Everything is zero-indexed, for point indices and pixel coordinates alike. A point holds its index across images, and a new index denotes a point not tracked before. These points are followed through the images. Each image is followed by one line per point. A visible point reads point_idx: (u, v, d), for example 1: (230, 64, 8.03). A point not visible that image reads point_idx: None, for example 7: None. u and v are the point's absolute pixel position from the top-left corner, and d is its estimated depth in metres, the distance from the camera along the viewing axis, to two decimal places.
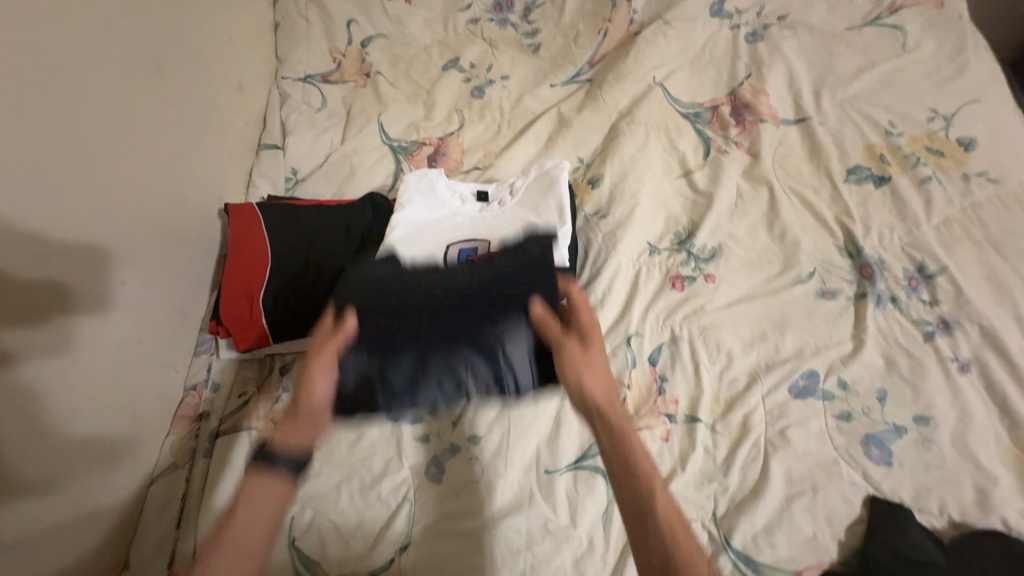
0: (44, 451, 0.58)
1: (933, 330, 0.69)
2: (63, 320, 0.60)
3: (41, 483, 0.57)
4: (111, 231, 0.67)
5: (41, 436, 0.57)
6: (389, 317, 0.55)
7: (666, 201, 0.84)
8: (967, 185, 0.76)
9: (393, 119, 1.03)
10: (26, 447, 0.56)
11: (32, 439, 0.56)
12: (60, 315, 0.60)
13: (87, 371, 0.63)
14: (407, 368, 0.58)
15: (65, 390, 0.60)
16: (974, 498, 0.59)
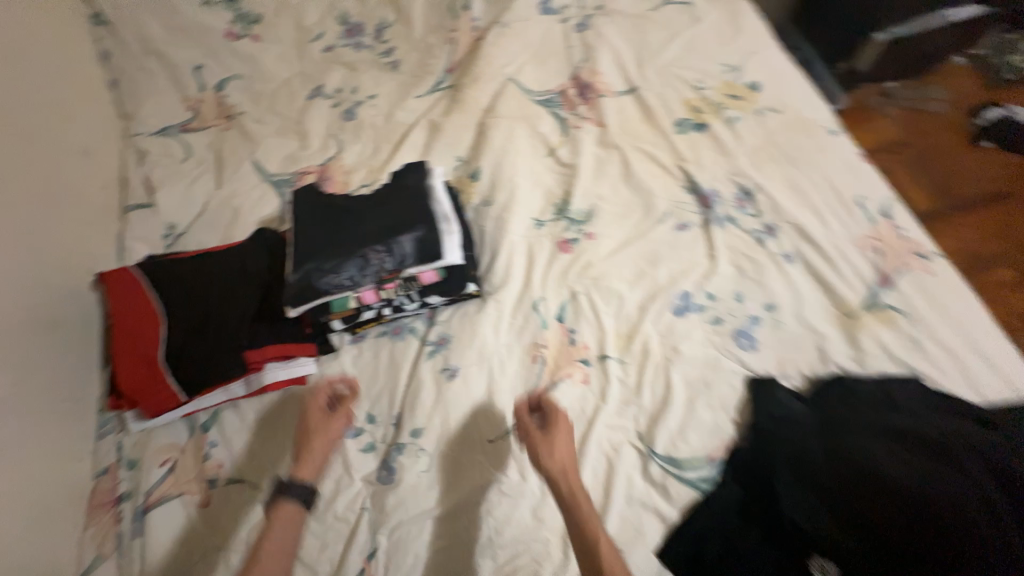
0: None
1: (763, 235, 0.84)
2: None
3: None
4: None
5: None
6: (323, 228, 0.75)
7: (540, 180, 0.94)
8: (762, 117, 0.95)
9: (268, 156, 1.03)
10: None
11: None
12: None
13: None
14: (331, 251, 0.73)
15: None
16: (816, 356, 0.75)
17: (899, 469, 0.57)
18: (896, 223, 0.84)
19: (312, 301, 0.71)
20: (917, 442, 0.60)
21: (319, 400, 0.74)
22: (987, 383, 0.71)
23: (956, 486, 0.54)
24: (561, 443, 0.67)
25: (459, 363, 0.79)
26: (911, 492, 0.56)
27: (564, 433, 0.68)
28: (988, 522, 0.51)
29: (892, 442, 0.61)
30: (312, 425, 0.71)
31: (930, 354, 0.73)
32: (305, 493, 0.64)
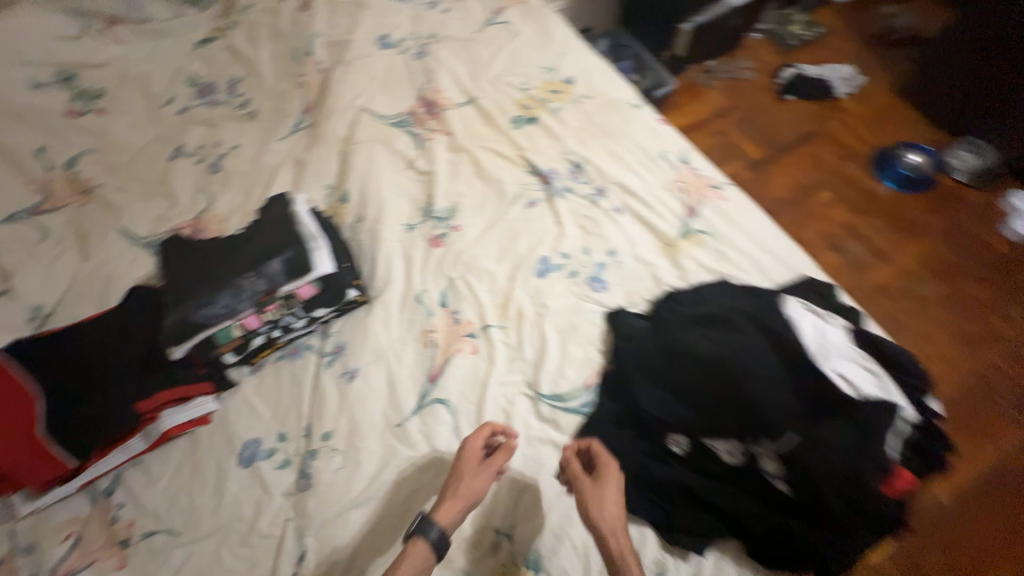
0: None
1: (596, 197, 1.01)
2: None
3: None
4: None
5: None
6: (192, 271, 0.82)
7: (405, 191, 1.04)
8: (580, 104, 1.14)
9: (135, 220, 1.04)
10: None
11: None
12: None
13: None
14: (203, 290, 0.80)
15: None
16: (653, 282, 0.91)
17: (701, 346, 0.72)
18: (693, 166, 1.04)
19: (195, 337, 0.78)
20: (714, 321, 0.75)
21: (479, 437, 0.74)
22: (774, 270, 0.90)
23: (737, 345, 0.69)
24: (614, 519, 0.66)
25: (356, 364, 0.86)
26: (708, 359, 0.70)
27: (617, 504, 0.67)
28: (756, 362, 0.66)
29: (702, 329, 0.75)
30: (469, 461, 0.72)
31: (731, 259, 0.91)
32: (440, 542, 0.66)
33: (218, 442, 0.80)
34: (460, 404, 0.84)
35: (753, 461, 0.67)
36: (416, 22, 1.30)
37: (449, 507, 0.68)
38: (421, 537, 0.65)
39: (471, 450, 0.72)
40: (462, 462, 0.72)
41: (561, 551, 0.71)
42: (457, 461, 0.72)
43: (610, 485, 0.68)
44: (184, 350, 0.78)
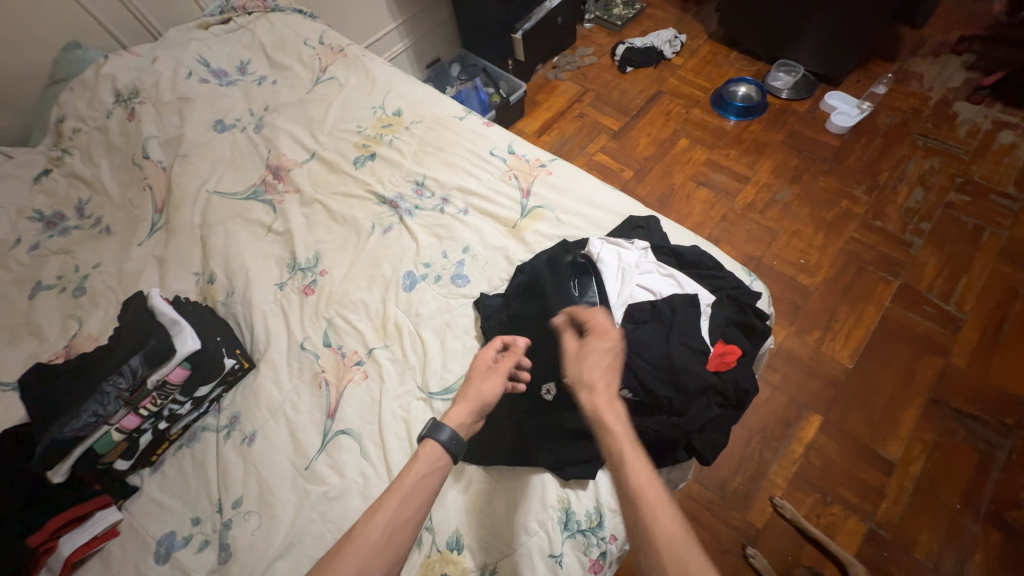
0: None
1: (442, 206, 1.11)
2: None
3: None
4: None
5: None
6: (64, 394, 0.84)
7: (269, 254, 1.10)
8: (412, 130, 1.24)
9: (3, 367, 1.02)
10: None
11: None
12: None
13: None
14: (72, 408, 0.81)
15: None
16: (505, 263, 1.01)
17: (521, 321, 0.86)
18: (520, 154, 1.17)
19: (72, 453, 0.78)
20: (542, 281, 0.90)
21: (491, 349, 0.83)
22: (604, 221, 1.03)
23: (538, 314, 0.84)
24: (598, 369, 0.70)
25: (254, 427, 0.89)
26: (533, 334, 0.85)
27: (604, 348, 0.71)
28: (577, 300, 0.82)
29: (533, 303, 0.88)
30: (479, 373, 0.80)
31: (567, 223, 1.03)
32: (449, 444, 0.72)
33: (131, 548, 0.80)
34: (362, 428, 0.88)
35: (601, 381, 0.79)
36: (247, 100, 1.37)
37: (461, 410, 0.76)
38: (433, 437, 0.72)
39: (481, 361, 0.80)
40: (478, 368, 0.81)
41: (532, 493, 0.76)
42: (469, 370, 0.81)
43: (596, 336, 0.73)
44: (64, 470, 0.78)
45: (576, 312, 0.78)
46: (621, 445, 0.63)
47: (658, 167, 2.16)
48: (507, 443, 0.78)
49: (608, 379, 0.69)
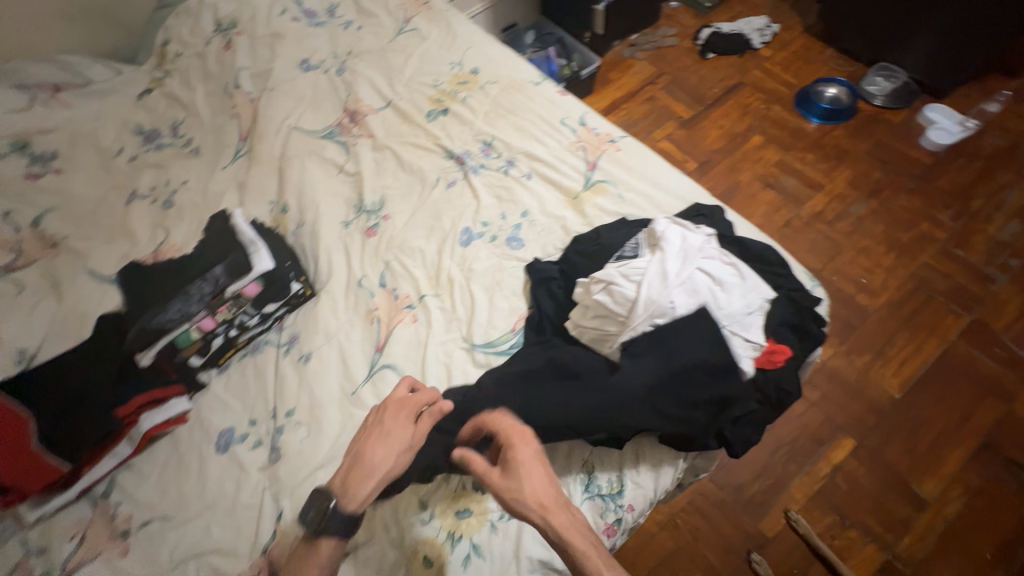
0: None
1: (507, 168, 1.12)
2: None
3: None
4: None
5: None
6: (152, 289, 0.96)
7: (338, 192, 1.15)
8: (486, 90, 1.25)
9: (101, 262, 1.15)
10: None
11: None
12: None
13: None
14: (161, 302, 0.93)
15: None
16: (562, 232, 1.02)
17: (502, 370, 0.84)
18: (591, 127, 1.15)
19: (159, 341, 0.90)
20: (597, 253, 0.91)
21: (423, 399, 0.80)
22: (667, 204, 1.01)
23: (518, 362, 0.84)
24: (527, 466, 0.69)
25: (310, 348, 0.96)
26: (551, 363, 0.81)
27: (528, 445, 0.71)
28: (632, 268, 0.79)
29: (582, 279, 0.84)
30: (391, 432, 0.76)
31: (630, 201, 1.02)
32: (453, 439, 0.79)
33: (196, 435, 0.90)
34: (406, 366, 0.94)
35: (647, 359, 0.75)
36: (332, 42, 1.41)
37: (367, 491, 0.73)
38: (325, 533, 0.71)
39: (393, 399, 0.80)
40: (393, 424, 0.77)
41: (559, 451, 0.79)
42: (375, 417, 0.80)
43: (516, 439, 0.72)
44: (151, 354, 0.90)
45: (613, 288, 0.76)
46: (569, 530, 0.65)
47: (725, 162, 2.07)
48: (511, 462, 0.70)
49: (539, 470, 0.69)
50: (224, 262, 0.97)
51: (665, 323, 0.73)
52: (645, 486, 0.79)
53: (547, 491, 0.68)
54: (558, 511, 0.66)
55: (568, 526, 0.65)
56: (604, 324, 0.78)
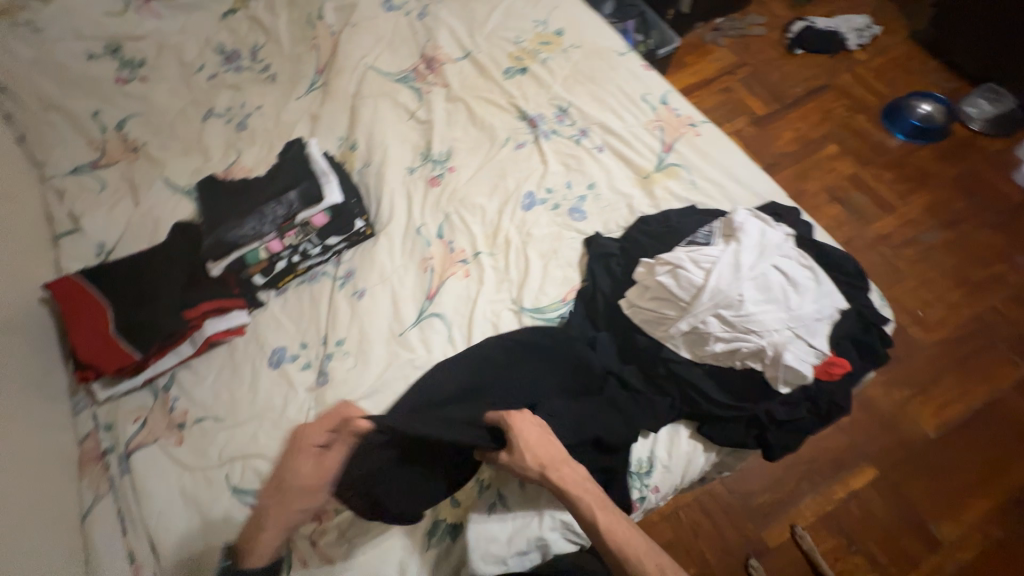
0: None
1: (579, 137, 1.10)
2: None
3: None
4: None
5: None
6: (228, 204, 1.00)
7: (407, 138, 1.16)
8: (568, 53, 1.21)
9: (177, 173, 1.20)
10: None
11: None
12: None
13: None
14: (237, 218, 0.98)
15: None
16: (627, 210, 1.00)
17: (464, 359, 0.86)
18: (672, 106, 1.11)
19: (231, 254, 0.95)
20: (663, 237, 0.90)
21: (323, 428, 0.79)
22: (741, 197, 0.97)
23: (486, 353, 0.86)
24: (530, 440, 0.72)
25: (364, 285, 0.99)
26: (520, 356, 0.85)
27: (531, 422, 0.74)
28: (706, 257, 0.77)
29: (645, 260, 0.84)
30: (297, 473, 0.77)
31: (702, 188, 0.99)
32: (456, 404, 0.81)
33: (252, 348, 0.95)
34: (453, 318, 0.96)
35: (705, 347, 0.74)
36: None
37: (271, 538, 0.74)
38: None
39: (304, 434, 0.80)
40: (298, 467, 0.78)
41: None
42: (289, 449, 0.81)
43: (513, 421, 0.73)
44: (222, 264, 0.96)
45: (681, 273, 0.75)
46: (571, 488, 0.70)
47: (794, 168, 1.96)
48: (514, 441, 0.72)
49: (538, 437, 0.72)
50: (298, 190, 1.01)
51: (732, 315, 0.70)
52: (675, 473, 0.79)
53: (550, 454, 0.72)
54: (564, 474, 0.71)
55: (570, 480, 0.70)
56: (663, 307, 0.78)
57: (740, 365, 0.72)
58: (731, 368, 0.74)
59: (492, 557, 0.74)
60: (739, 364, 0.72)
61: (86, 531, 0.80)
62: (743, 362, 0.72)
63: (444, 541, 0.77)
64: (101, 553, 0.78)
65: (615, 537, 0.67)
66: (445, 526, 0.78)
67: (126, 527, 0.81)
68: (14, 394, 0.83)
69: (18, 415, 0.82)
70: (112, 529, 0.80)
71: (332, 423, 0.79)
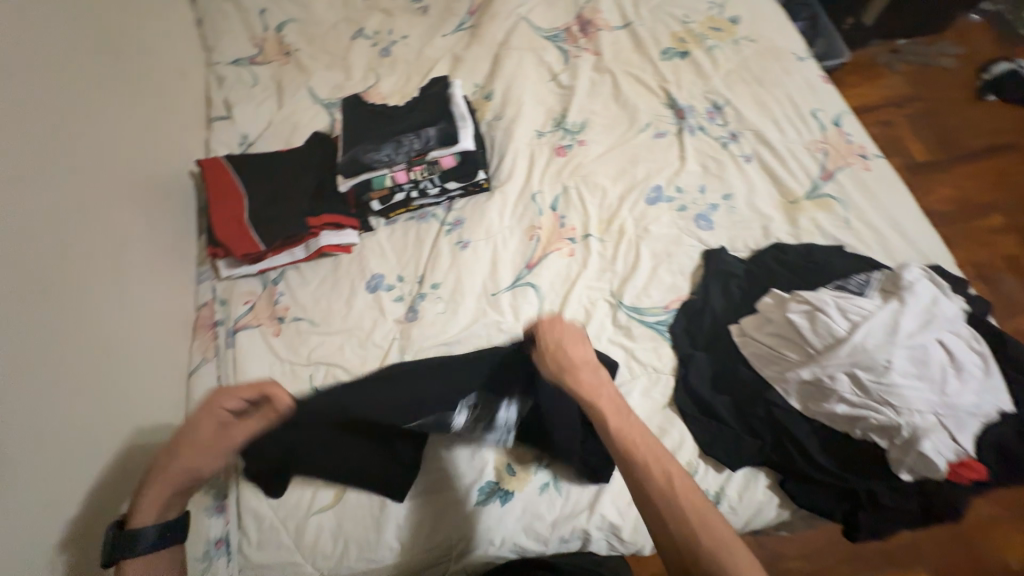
0: (99, 333, 0.77)
1: (727, 141, 1.01)
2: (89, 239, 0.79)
3: (103, 357, 0.76)
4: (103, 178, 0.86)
5: (95, 322, 0.76)
6: (367, 128, 1.03)
7: (543, 100, 1.12)
8: (738, 46, 1.10)
9: (319, 84, 1.24)
10: (89, 326, 0.75)
11: (91, 322, 0.76)
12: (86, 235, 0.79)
13: (112, 285, 0.82)
14: (374, 142, 1.00)
15: (98, 296, 0.78)
16: (761, 233, 0.91)
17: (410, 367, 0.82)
18: (844, 130, 0.98)
19: (362, 174, 0.98)
20: (799, 272, 0.82)
21: (240, 395, 0.71)
22: (901, 252, 0.85)
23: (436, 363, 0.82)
24: (568, 347, 0.73)
25: (468, 237, 0.99)
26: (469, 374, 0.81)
27: (570, 334, 0.74)
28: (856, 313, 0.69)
29: (776, 290, 0.77)
30: (188, 441, 0.69)
31: (856, 231, 0.88)
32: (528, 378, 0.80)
33: (354, 268, 1.00)
34: (548, 293, 0.93)
35: (824, 404, 0.67)
36: None
37: (158, 496, 0.67)
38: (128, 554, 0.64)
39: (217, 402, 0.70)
40: (196, 429, 0.69)
41: (670, 435, 0.77)
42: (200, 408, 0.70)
43: (550, 323, 0.75)
44: (350, 183, 0.99)
45: (819, 317, 0.68)
46: (634, 439, 0.62)
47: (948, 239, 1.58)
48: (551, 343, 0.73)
49: (574, 340, 0.73)
50: (436, 128, 0.99)
51: (869, 378, 0.63)
52: (740, 517, 0.74)
53: (584, 357, 0.72)
54: (602, 399, 0.67)
55: (636, 430, 0.63)
56: (783, 347, 0.72)
57: (859, 434, 0.65)
58: (850, 435, 0.67)
59: (533, 532, 0.76)
60: (858, 433, 0.65)
61: (189, 386, 0.90)
62: (864, 432, 0.65)
63: (492, 503, 0.77)
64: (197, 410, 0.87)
65: (629, 449, 0.62)
66: (498, 490, 0.77)
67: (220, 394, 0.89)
68: (157, 253, 0.94)
69: (155, 271, 0.92)
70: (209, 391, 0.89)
71: (250, 392, 0.71)
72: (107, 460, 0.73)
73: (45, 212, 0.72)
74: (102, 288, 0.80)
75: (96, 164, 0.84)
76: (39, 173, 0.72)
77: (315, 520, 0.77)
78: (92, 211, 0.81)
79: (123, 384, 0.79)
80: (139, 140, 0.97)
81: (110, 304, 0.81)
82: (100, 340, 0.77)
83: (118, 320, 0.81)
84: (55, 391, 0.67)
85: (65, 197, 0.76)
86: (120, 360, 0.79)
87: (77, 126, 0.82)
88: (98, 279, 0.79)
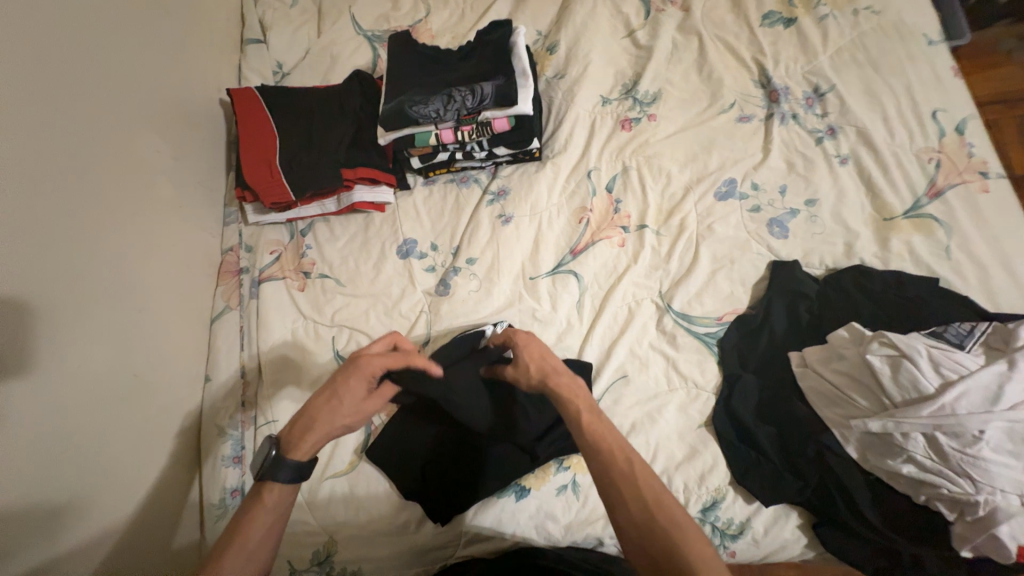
0: (123, 273, 0.74)
1: (822, 136, 0.87)
2: (110, 171, 0.74)
3: (127, 299, 0.74)
4: (128, 102, 0.79)
5: (116, 260, 0.73)
6: (414, 77, 0.92)
7: (613, 60, 0.98)
8: (857, 18, 0.92)
9: (364, 11, 1.10)
10: (111, 265, 0.72)
11: (115, 261, 0.72)
12: (105, 165, 0.73)
13: (140, 223, 0.78)
14: (419, 94, 0.90)
15: (121, 234, 0.74)
16: (843, 250, 0.80)
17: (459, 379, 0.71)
18: (967, 139, 0.83)
19: (405, 126, 0.88)
20: (880, 304, 0.73)
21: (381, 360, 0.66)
22: (1005, 295, 0.74)
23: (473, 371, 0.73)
24: (531, 349, 0.67)
25: (511, 211, 0.89)
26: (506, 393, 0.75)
27: (533, 344, 0.68)
28: None
29: (854, 324, 0.70)
30: (340, 399, 0.64)
31: (956, 263, 0.76)
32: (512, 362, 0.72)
33: (385, 228, 0.93)
34: (591, 285, 0.84)
35: (892, 466, 0.61)
36: None
37: (314, 439, 0.63)
38: (272, 481, 0.60)
39: (368, 366, 0.64)
40: (340, 399, 0.64)
41: (701, 455, 0.71)
42: (345, 376, 0.64)
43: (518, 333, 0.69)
44: (390, 137, 0.90)
45: (899, 366, 0.62)
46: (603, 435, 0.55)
47: None
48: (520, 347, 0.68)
49: (540, 351, 0.67)
50: (493, 84, 0.87)
51: (951, 445, 0.58)
52: (761, 550, 0.69)
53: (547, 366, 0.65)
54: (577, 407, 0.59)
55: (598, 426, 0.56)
56: (852, 389, 0.65)
57: (922, 500, 0.60)
58: (915, 502, 0.62)
59: (544, 532, 0.73)
60: (922, 499, 0.60)
61: (212, 331, 0.87)
62: (928, 499, 0.60)
63: (506, 496, 0.74)
64: (219, 358, 0.85)
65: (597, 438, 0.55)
66: (514, 484, 0.75)
67: (241, 344, 0.87)
68: (183, 189, 0.88)
69: (183, 209, 0.87)
70: (232, 340, 0.87)
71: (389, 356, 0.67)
72: (134, 401, 0.72)
73: (62, 143, 0.67)
74: (128, 225, 0.76)
75: (118, 85, 0.77)
76: (53, 97, 0.67)
77: (328, 484, 0.77)
78: (113, 138, 0.75)
79: (147, 328, 0.76)
80: (168, 60, 0.89)
81: (135, 242, 0.77)
82: (125, 280, 0.74)
83: (143, 263, 0.78)
84: (74, 333, 0.65)
85: (85, 124, 0.71)
86: (145, 303, 0.77)
87: (95, 39, 0.74)
88: (120, 214, 0.75)
